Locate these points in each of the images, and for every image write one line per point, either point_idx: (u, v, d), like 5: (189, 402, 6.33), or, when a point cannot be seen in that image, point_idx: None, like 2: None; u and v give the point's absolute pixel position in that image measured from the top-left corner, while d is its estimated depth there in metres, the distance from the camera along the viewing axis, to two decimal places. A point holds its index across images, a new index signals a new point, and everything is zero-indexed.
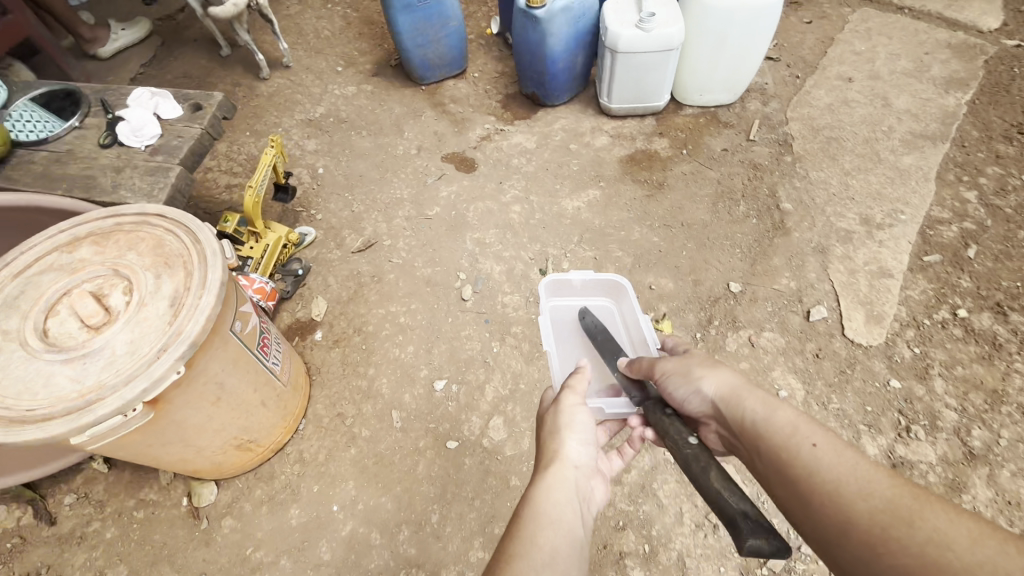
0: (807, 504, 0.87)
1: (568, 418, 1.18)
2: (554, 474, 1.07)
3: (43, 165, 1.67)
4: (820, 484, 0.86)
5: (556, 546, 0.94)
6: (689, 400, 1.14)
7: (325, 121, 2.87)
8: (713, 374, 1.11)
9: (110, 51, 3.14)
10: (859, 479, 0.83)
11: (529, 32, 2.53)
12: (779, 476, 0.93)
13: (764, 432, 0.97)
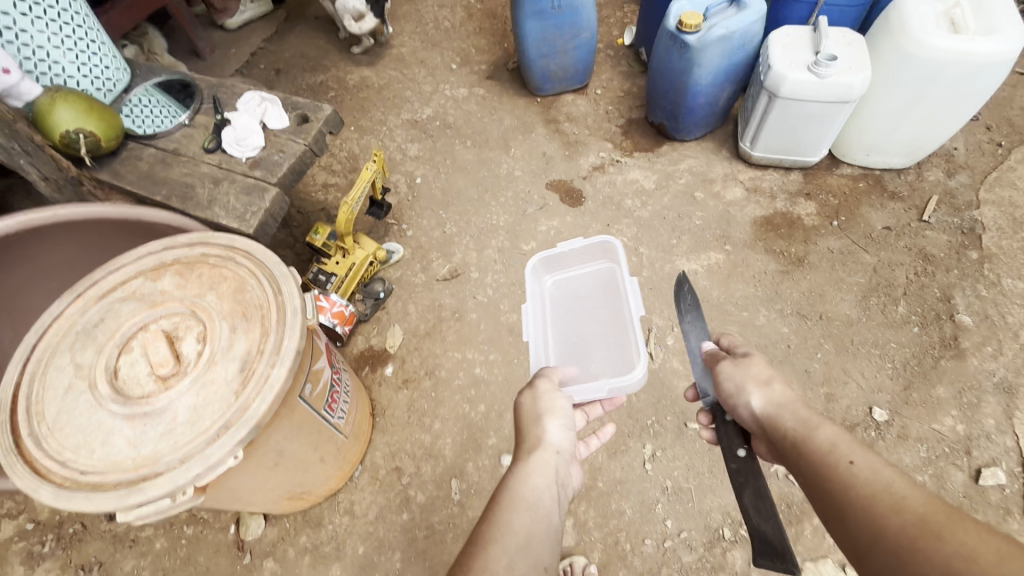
0: (837, 516, 0.78)
1: (549, 405, 1.26)
2: (534, 461, 1.17)
3: (149, 164, 1.61)
4: (853, 499, 0.76)
5: (531, 531, 1.04)
6: (739, 410, 1.06)
7: (430, 124, 2.71)
8: (762, 388, 1.04)
9: (237, 22, 3.13)
10: (892, 492, 0.73)
11: (672, 58, 2.19)
12: (812, 489, 0.85)
13: (808, 451, 0.88)
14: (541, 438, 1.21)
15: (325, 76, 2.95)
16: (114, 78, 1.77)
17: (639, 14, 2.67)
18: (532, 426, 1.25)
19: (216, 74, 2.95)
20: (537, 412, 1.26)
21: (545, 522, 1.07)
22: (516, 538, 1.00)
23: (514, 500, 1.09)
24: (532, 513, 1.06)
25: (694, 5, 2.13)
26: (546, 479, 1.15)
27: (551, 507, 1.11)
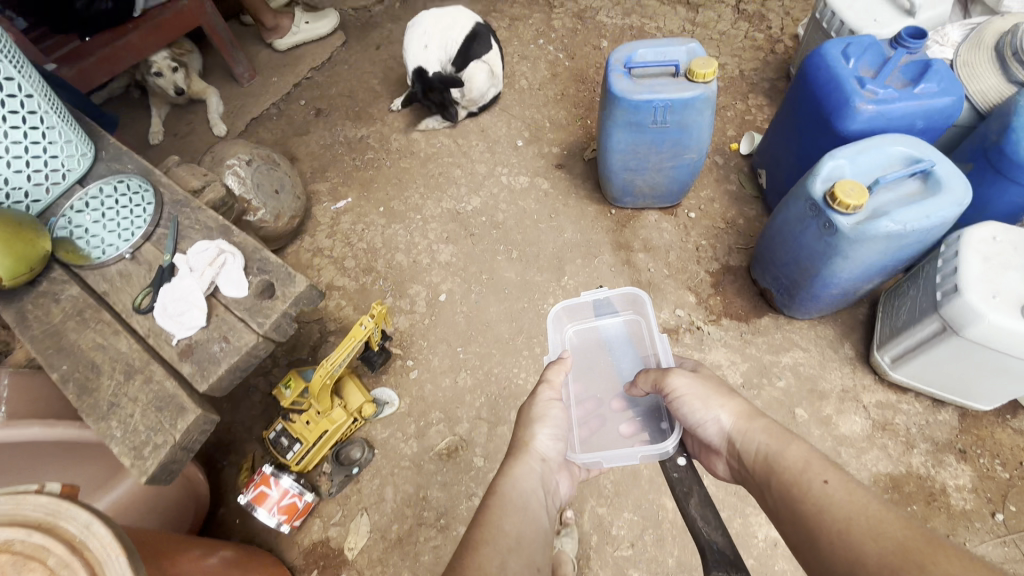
0: (815, 544, 0.79)
1: (540, 411, 1.24)
2: (523, 464, 1.16)
3: (62, 315, 1.21)
4: (830, 525, 0.78)
5: (521, 536, 1.01)
6: (712, 421, 1.09)
7: (473, 220, 2.22)
8: (732, 405, 1.09)
9: (287, 44, 2.71)
10: (871, 520, 0.75)
11: (807, 231, 1.57)
12: (790, 513, 0.86)
13: (779, 467, 0.92)
14: (532, 443, 1.21)
15: (367, 128, 2.49)
16: (63, 168, 1.38)
17: (771, 131, 2.01)
18: (526, 428, 1.25)
19: (248, 107, 2.55)
20: (532, 419, 1.25)
21: (534, 527, 1.04)
22: (508, 541, 0.98)
23: (503, 499, 1.08)
24: (523, 520, 1.03)
25: (856, 168, 1.50)
26: (533, 483, 1.14)
27: (540, 513, 1.09)
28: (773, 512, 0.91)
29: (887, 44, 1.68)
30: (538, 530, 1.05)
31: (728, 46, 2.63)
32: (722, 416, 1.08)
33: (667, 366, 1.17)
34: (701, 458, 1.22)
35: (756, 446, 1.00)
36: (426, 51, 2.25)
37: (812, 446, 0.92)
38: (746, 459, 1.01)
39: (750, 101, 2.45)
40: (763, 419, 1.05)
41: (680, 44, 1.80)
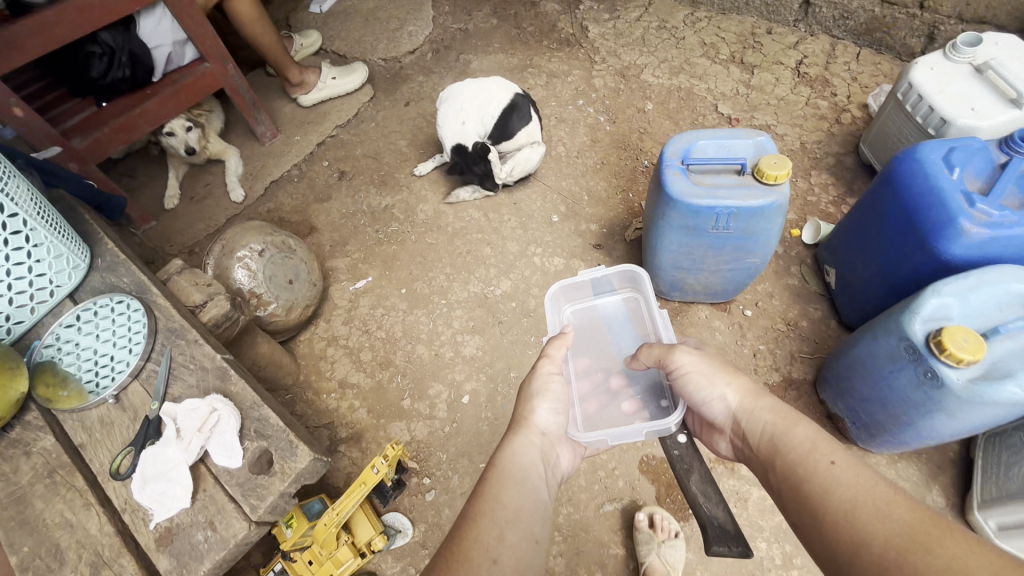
0: (820, 521, 0.84)
1: (540, 388, 1.37)
2: (522, 439, 1.29)
3: (29, 478, 1.02)
4: (836, 505, 0.83)
5: (520, 505, 1.12)
6: (717, 398, 1.17)
7: (502, 307, 2.02)
8: (737, 384, 1.15)
9: (312, 100, 2.58)
10: (878, 501, 0.80)
11: (899, 373, 1.32)
12: (793, 490, 0.91)
13: (786, 447, 0.97)
14: (532, 418, 1.33)
15: (392, 196, 2.33)
16: (51, 285, 1.22)
17: (845, 227, 1.78)
18: (527, 405, 1.37)
19: (269, 168, 2.41)
20: (532, 396, 1.37)
21: (531, 495, 1.16)
22: (506, 512, 1.09)
23: (505, 472, 1.19)
24: (523, 490, 1.14)
25: (966, 307, 1.26)
26: (531, 455, 1.26)
27: (539, 482, 1.21)
28: (774, 489, 0.97)
29: (995, 145, 1.44)
30: (536, 499, 1.17)
31: (786, 114, 2.40)
32: (728, 393, 1.15)
33: (673, 344, 1.26)
34: (706, 435, 1.30)
35: (763, 425, 1.06)
36: (464, 128, 2.09)
37: (818, 428, 0.96)
38: (750, 436, 1.07)
39: (812, 179, 2.21)
40: (767, 399, 1.11)
41: (747, 136, 1.58)
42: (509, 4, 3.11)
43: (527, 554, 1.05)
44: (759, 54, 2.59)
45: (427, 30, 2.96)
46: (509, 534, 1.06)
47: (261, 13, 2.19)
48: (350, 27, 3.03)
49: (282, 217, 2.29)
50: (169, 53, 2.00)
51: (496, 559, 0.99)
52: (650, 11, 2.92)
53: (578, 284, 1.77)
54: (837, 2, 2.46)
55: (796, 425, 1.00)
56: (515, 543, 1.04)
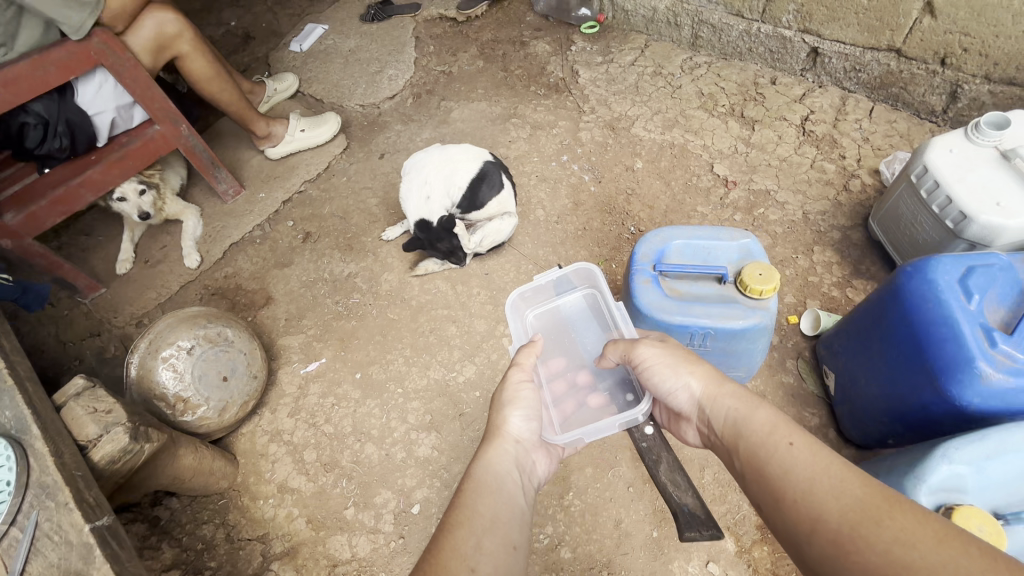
0: (778, 502, 0.78)
1: (512, 395, 1.32)
2: (497, 448, 1.23)
3: None
4: (791, 484, 0.77)
5: (497, 515, 1.07)
6: (679, 385, 1.08)
7: (465, 397, 1.83)
8: (700, 370, 1.08)
9: (280, 152, 2.44)
10: (832, 477, 0.74)
11: None
12: (753, 472, 0.85)
13: (745, 432, 0.90)
14: (505, 427, 1.28)
15: (356, 263, 2.17)
16: None
17: (844, 325, 1.57)
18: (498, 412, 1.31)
19: (228, 228, 2.27)
20: (506, 404, 1.31)
21: (507, 503, 1.10)
22: (483, 521, 1.03)
23: (478, 482, 1.13)
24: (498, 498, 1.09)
25: (982, 479, 1.05)
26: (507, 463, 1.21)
27: (517, 491, 1.16)
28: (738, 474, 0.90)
29: (1021, 261, 1.22)
30: (514, 508, 1.11)
31: (788, 178, 2.18)
32: (690, 383, 1.07)
33: (633, 337, 1.18)
34: (675, 427, 1.23)
35: (725, 413, 0.99)
36: (429, 203, 1.98)
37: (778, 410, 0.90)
38: (713, 425, 1.00)
39: (814, 256, 1.99)
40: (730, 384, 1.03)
41: (731, 237, 1.39)
42: (497, 44, 2.95)
43: (510, 566, 0.98)
44: (761, 107, 2.38)
45: (409, 74, 2.81)
46: (485, 543, 0.99)
47: (217, 69, 2.04)
48: (329, 69, 2.89)
49: (239, 284, 2.15)
50: (113, 118, 1.87)
51: (473, 570, 0.93)
52: (646, 54, 2.73)
53: (536, 288, 1.70)
54: (848, 53, 2.24)
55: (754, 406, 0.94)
56: (493, 552, 0.98)
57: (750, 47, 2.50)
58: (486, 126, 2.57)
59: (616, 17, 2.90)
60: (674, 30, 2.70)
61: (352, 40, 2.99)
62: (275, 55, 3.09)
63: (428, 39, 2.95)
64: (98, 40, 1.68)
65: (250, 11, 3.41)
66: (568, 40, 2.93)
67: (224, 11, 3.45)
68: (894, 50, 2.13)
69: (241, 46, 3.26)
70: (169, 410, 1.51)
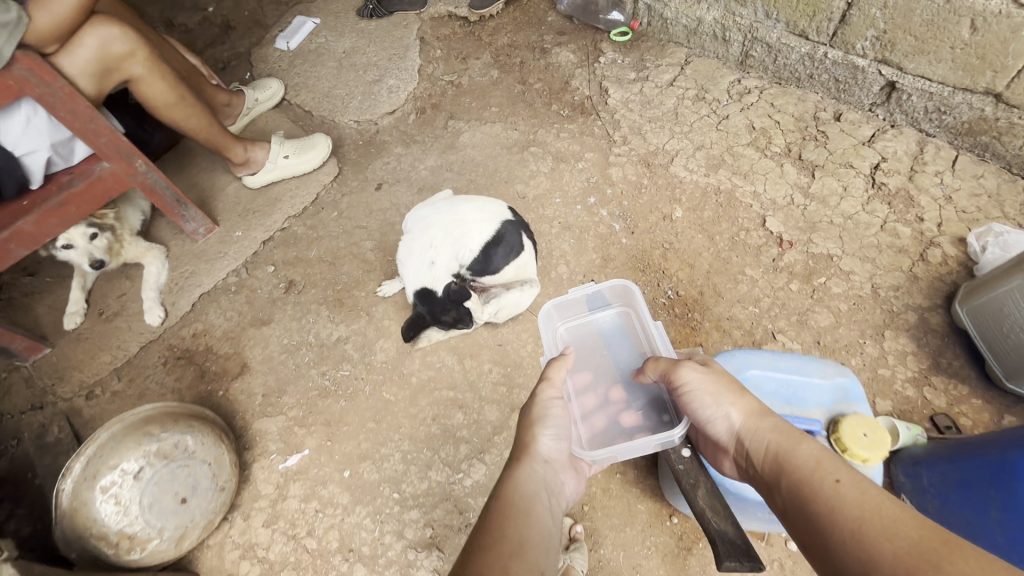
0: (825, 543, 0.74)
1: (540, 412, 1.23)
2: (525, 468, 1.13)
3: None
4: (842, 524, 0.73)
5: (526, 536, 0.95)
6: (718, 410, 1.05)
7: (473, 506, 1.55)
8: (743, 400, 1.03)
9: (261, 181, 2.09)
10: (885, 519, 0.70)
11: None
12: (798, 509, 0.81)
13: (789, 465, 0.87)
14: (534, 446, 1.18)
15: (347, 325, 1.86)
16: None
17: (955, 445, 1.29)
18: (527, 430, 1.22)
19: (197, 275, 1.95)
20: (538, 422, 1.22)
21: (539, 526, 0.98)
22: (511, 541, 0.91)
23: (508, 501, 1.03)
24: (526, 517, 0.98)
25: None
26: (540, 484, 1.10)
27: (547, 514, 1.04)
28: (780, 511, 0.86)
29: None
30: (546, 535, 0.98)
31: (854, 240, 1.87)
32: (731, 411, 1.03)
33: (674, 359, 1.13)
34: (710, 453, 1.18)
35: (768, 444, 0.94)
36: (433, 268, 1.65)
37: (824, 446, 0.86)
38: (755, 457, 0.95)
39: (884, 342, 1.70)
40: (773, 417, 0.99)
41: (824, 375, 1.25)
42: (513, 50, 2.57)
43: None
44: (823, 148, 2.04)
45: (411, 84, 2.43)
46: (511, 566, 0.87)
47: (181, 93, 1.67)
48: (320, 74, 2.50)
49: (209, 346, 1.84)
50: (47, 157, 1.52)
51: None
52: (687, 73, 2.36)
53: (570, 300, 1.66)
54: (934, 92, 1.89)
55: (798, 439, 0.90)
56: (521, 573, 0.84)
57: (812, 73, 2.14)
58: (501, 155, 2.22)
59: (652, 24, 2.51)
60: (721, 45, 2.33)
61: (346, 39, 2.59)
62: (258, 53, 2.69)
63: (434, 42, 2.56)
64: (20, 67, 1.31)
65: None
66: (594, 49, 2.55)
67: None
68: (992, 94, 1.79)
69: (220, 38, 2.85)
70: (111, 551, 1.24)
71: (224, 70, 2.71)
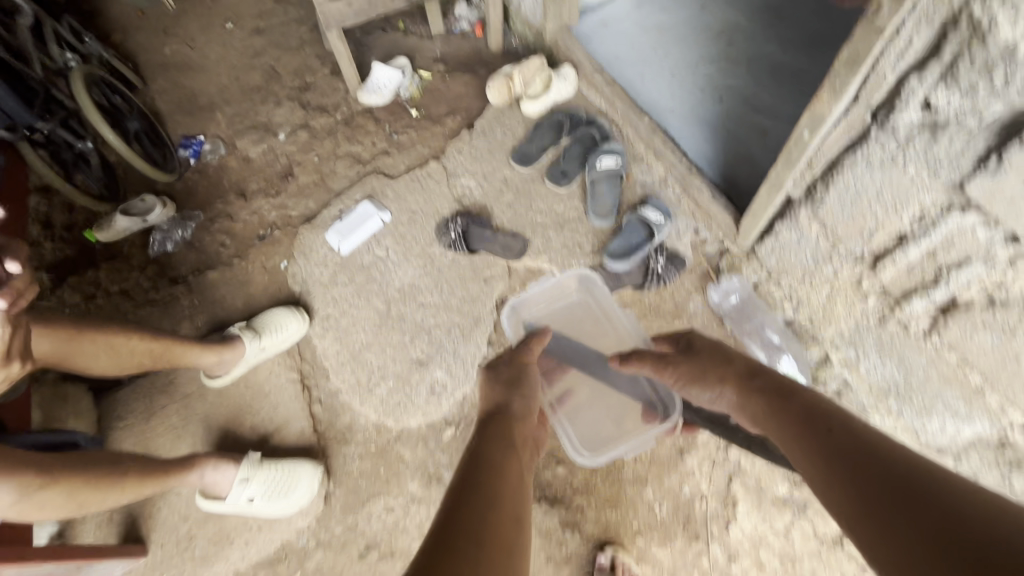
0: (821, 485, 0.82)
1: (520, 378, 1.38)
2: (498, 428, 1.22)
3: None
4: (836, 464, 0.81)
5: (498, 484, 1.02)
6: (713, 376, 1.18)
7: None
8: (728, 373, 1.16)
9: (218, 510, 1.53)
10: (877, 457, 0.78)
11: None
12: (796, 458, 0.90)
13: (785, 420, 0.96)
14: (505, 409, 1.28)
15: None
16: None
17: None
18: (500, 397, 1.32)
19: None
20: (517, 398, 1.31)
21: (515, 477, 1.06)
22: (485, 490, 0.98)
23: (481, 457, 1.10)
24: (497, 465, 1.07)
25: None
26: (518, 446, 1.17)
27: (520, 467, 1.10)
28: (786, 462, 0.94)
29: None
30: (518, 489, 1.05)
31: None
32: (724, 390, 1.16)
33: (660, 354, 1.32)
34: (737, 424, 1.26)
35: (760, 405, 1.05)
36: None
37: (817, 397, 0.96)
38: (753, 419, 1.06)
39: None
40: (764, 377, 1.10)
41: None
42: None
43: (512, 538, 0.91)
44: None
45: (463, 385, 1.74)
46: (493, 513, 0.94)
47: (81, 500, 1.12)
48: (358, 315, 1.88)
49: None
50: None
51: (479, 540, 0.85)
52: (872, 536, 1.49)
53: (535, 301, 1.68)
54: None
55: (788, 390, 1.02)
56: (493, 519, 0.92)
57: None
58: (540, 568, 1.55)
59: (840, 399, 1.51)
60: None
61: (408, 267, 1.94)
62: (304, 236, 2.10)
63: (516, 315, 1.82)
64: None
65: (309, 123, 2.41)
66: None
67: (282, 112, 2.48)
68: None
69: (276, 186, 2.29)
70: None
71: (261, 240, 2.16)
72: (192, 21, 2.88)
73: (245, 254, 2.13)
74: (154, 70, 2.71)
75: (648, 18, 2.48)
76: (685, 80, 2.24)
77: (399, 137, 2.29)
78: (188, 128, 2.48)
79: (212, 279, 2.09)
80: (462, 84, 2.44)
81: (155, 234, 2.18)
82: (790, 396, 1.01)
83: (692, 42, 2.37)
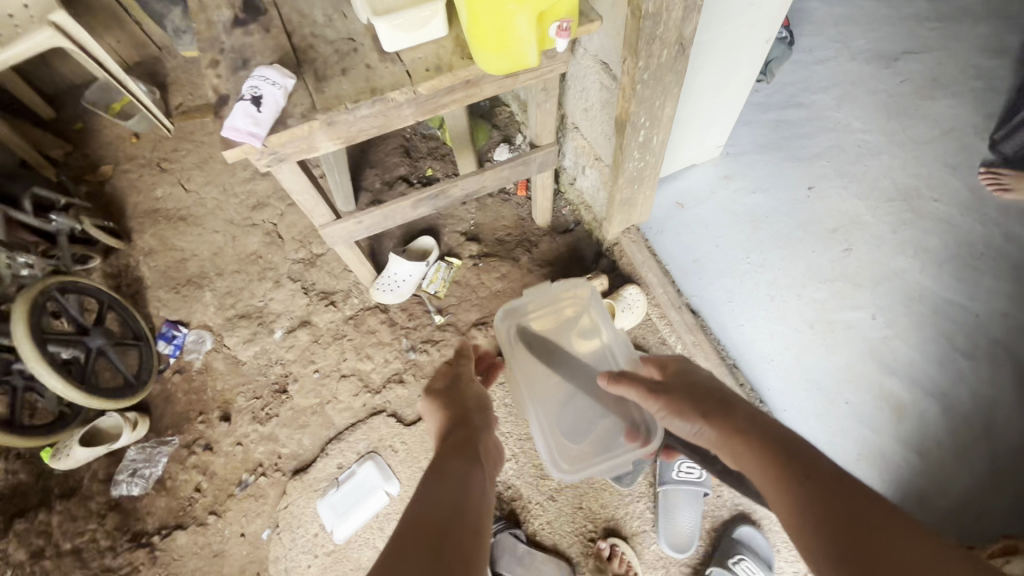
0: (842, 562, 0.64)
1: (460, 397, 1.12)
2: (450, 450, 0.95)
3: None
4: (848, 536, 0.65)
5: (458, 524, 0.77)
6: (692, 401, 0.99)
7: None
8: (706, 401, 0.97)
9: None
10: (889, 527, 0.64)
11: None
12: (793, 514, 0.72)
13: (770, 467, 0.78)
14: (452, 426, 1.02)
15: None
16: None
17: None
18: (442, 401, 1.10)
19: None
20: (470, 405, 1.08)
21: (468, 510, 0.80)
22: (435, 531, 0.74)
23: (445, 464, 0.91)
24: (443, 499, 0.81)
25: None
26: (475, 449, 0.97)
27: (478, 499, 0.85)
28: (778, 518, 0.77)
29: None
30: (486, 496, 0.87)
31: None
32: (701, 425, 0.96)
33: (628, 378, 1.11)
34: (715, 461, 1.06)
35: (742, 445, 0.86)
36: None
37: (794, 438, 0.82)
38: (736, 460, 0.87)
39: None
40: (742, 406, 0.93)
41: None
42: None
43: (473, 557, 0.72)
44: None
45: None
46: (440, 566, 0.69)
47: None
48: None
49: None
50: None
51: None
52: None
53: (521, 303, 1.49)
54: None
55: (765, 424, 0.86)
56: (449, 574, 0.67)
57: None
58: None
59: None
60: None
61: None
62: (295, 499, 1.71)
63: None
64: None
65: (312, 316, 2.00)
66: None
67: (281, 295, 2.06)
68: None
69: (268, 405, 1.88)
70: None
71: (242, 489, 1.77)
72: (190, 152, 2.49)
73: (223, 510, 1.75)
74: (141, 220, 2.32)
75: (738, 200, 1.95)
76: (789, 310, 1.72)
77: (418, 356, 1.86)
78: (172, 310, 2.09)
79: (181, 545, 1.71)
80: (499, 278, 1.98)
81: (119, 473, 1.80)
82: (769, 426, 0.86)
83: (797, 242, 1.84)
